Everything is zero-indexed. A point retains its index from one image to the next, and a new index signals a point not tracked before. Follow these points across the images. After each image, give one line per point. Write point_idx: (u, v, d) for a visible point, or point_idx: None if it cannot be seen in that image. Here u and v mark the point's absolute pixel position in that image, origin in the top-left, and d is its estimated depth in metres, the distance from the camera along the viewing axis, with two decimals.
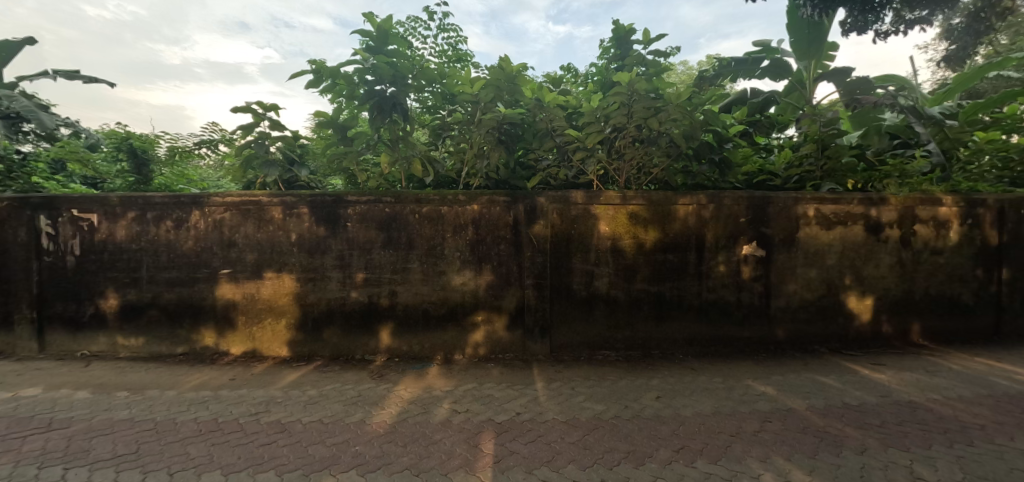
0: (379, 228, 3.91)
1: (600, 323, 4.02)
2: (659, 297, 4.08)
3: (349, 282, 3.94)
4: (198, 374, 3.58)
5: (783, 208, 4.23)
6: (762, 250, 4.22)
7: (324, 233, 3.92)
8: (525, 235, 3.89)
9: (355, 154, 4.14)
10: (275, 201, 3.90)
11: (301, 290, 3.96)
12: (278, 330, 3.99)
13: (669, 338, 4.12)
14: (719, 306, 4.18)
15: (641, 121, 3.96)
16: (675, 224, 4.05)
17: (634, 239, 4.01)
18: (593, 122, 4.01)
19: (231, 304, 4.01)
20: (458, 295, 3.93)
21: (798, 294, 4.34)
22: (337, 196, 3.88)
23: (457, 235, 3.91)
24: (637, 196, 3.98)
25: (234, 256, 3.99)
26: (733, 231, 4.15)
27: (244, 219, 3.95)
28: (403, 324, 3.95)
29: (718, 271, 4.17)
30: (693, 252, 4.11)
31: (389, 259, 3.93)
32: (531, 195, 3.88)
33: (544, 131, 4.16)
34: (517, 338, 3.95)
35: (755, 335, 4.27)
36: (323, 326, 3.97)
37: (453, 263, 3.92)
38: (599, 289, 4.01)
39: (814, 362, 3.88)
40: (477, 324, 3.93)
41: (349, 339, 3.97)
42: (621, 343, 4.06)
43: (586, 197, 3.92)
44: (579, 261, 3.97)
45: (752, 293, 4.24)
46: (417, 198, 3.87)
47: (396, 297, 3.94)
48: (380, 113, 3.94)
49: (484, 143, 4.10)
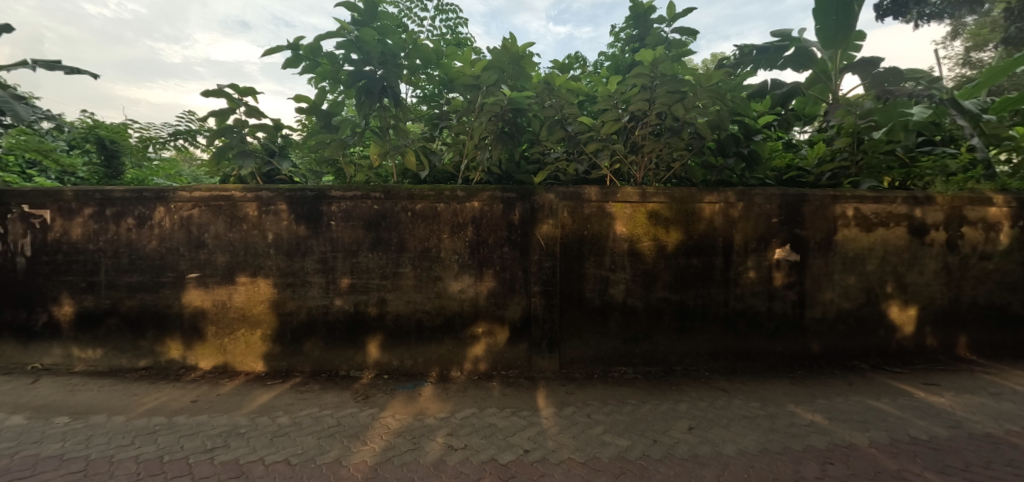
0: (367, 228, 3.46)
1: (615, 335, 3.56)
2: (681, 307, 3.63)
3: (332, 288, 3.49)
4: (157, 394, 3.12)
5: (820, 208, 3.79)
6: (796, 254, 3.77)
7: (304, 233, 3.47)
8: (533, 235, 3.44)
9: (340, 144, 3.68)
10: (250, 195, 3.46)
11: (278, 296, 3.50)
12: (252, 342, 3.53)
13: (692, 352, 3.66)
14: (748, 316, 3.73)
15: (663, 108, 3.50)
16: (700, 224, 3.60)
17: (654, 241, 3.56)
18: (609, 109, 3.54)
19: (199, 312, 3.55)
20: (455, 304, 3.48)
21: (835, 303, 3.90)
22: (319, 191, 3.43)
23: (454, 235, 3.45)
24: (658, 193, 3.53)
25: (203, 258, 3.54)
26: (763, 233, 3.70)
27: (214, 216, 3.50)
28: (394, 337, 3.49)
29: (747, 278, 3.71)
30: (720, 256, 3.65)
31: (378, 262, 3.47)
32: (538, 191, 3.44)
33: (552, 120, 3.69)
34: (522, 351, 3.49)
35: (788, 349, 3.81)
36: (303, 338, 3.51)
37: (451, 267, 3.47)
38: (615, 298, 3.55)
39: (859, 381, 3.43)
40: (477, 336, 3.48)
41: (332, 352, 3.51)
42: (638, 358, 3.59)
43: (601, 193, 3.47)
44: (592, 266, 3.52)
45: (785, 302, 3.79)
46: (409, 193, 3.42)
47: (385, 306, 3.48)
48: (367, 97, 3.48)
49: (485, 132, 3.65)
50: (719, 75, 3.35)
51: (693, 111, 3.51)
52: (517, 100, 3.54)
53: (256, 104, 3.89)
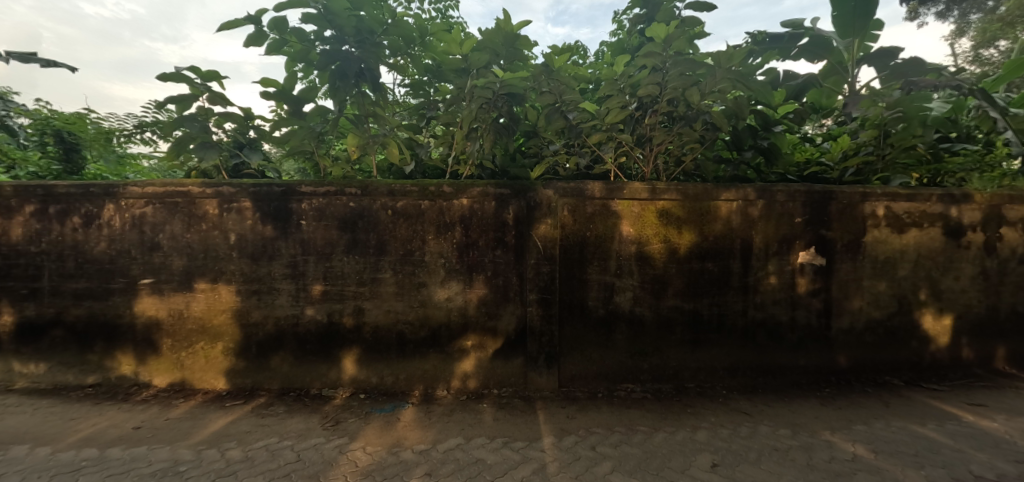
0: (342, 227, 3.05)
1: (621, 349, 3.17)
2: (695, 317, 3.24)
3: (303, 296, 3.08)
4: (99, 417, 2.75)
5: (848, 206, 3.42)
6: (822, 257, 3.39)
7: (271, 234, 3.07)
8: (529, 237, 3.05)
9: (314, 134, 3.28)
10: (209, 191, 3.06)
11: (242, 305, 3.10)
12: (212, 356, 3.14)
13: (706, 367, 3.27)
14: (769, 327, 3.34)
15: (676, 93, 3.11)
16: (716, 224, 3.22)
17: (665, 244, 3.17)
18: (615, 94, 3.15)
19: (154, 323, 3.16)
20: (441, 314, 3.08)
21: (865, 312, 3.52)
22: (287, 186, 3.03)
23: (440, 236, 3.06)
24: (670, 190, 3.15)
25: (158, 262, 3.14)
26: (786, 234, 3.32)
27: (170, 215, 3.11)
28: (372, 351, 3.09)
29: (768, 284, 3.33)
30: (738, 260, 3.27)
31: (354, 267, 3.07)
32: (535, 187, 3.05)
33: (550, 107, 3.29)
34: (517, 367, 3.10)
35: (812, 363, 3.43)
36: (270, 351, 3.11)
37: (436, 272, 3.07)
38: (621, 307, 3.16)
39: (896, 401, 3.05)
40: (466, 350, 3.09)
41: (302, 368, 3.10)
42: (647, 374, 3.19)
43: (605, 189, 3.09)
44: (596, 271, 3.13)
45: (810, 311, 3.41)
46: (390, 188, 3.03)
47: (363, 316, 3.08)
48: (342, 80, 3.07)
49: (476, 120, 3.25)
50: (741, 55, 2.95)
51: (710, 96, 3.12)
52: (512, 84, 3.15)
53: (222, 91, 3.49)
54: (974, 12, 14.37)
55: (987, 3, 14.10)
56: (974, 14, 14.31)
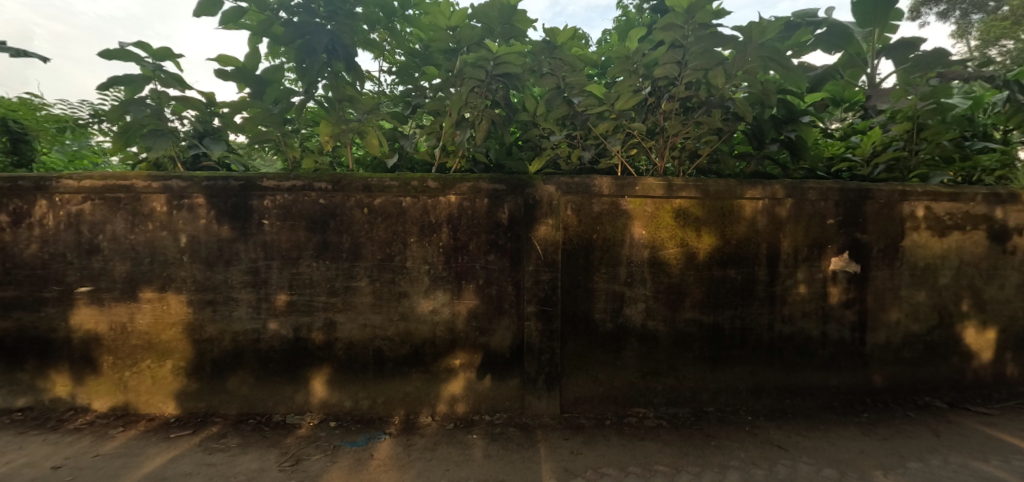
0: (311, 228, 2.63)
1: (632, 368, 2.77)
2: (714, 331, 2.84)
3: (265, 308, 2.66)
4: (20, 454, 2.34)
5: (885, 206, 3.03)
6: (856, 264, 3.01)
7: (228, 235, 2.64)
8: (526, 240, 2.64)
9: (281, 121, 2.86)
10: (156, 186, 2.64)
11: (194, 318, 2.68)
12: (160, 376, 2.72)
13: (727, 388, 2.88)
14: (797, 343, 2.96)
15: (697, 74, 2.70)
16: (739, 226, 2.83)
17: (683, 248, 2.78)
18: (627, 76, 2.74)
19: (92, 338, 2.73)
20: (425, 329, 2.67)
21: (902, 326, 3.13)
22: (246, 180, 2.60)
23: (424, 239, 2.65)
24: (688, 186, 2.75)
25: (98, 267, 2.72)
26: (817, 238, 2.94)
27: (112, 212, 2.69)
28: (344, 370, 2.67)
29: (797, 294, 2.94)
30: (764, 267, 2.88)
31: (324, 274, 2.64)
32: (534, 182, 2.65)
33: (551, 91, 2.89)
34: (513, 389, 2.70)
35: (844, 383, 3.05)
36: (227, 371, 2.69)
37: (420, 280, 2.66)
38: (631, 321, 2.76)
39: (946, 430, 2.69)
40: (454, 370, 2.68)
41: (264, 390, 2.68)
42: (661, 396, 2.80)
43: (615, 185, 2.69)
44: (603, 279, 2.73)
45: (842, 325, 3.02)
46: (365, 183, 2.61)
47: (334, 331, 2.66)
48: (310, 57, 2.65)
49: (466, 106, 2.84)
50: (776, 28, 2.54)
51: (737, 78, 2.70)
52: (508, 62, 2.76)
53: (179, 74, 3.07)
54: (975, 12, 14.08)
55: (988, 3, 13.81)
56: (975, 14, 14.03)
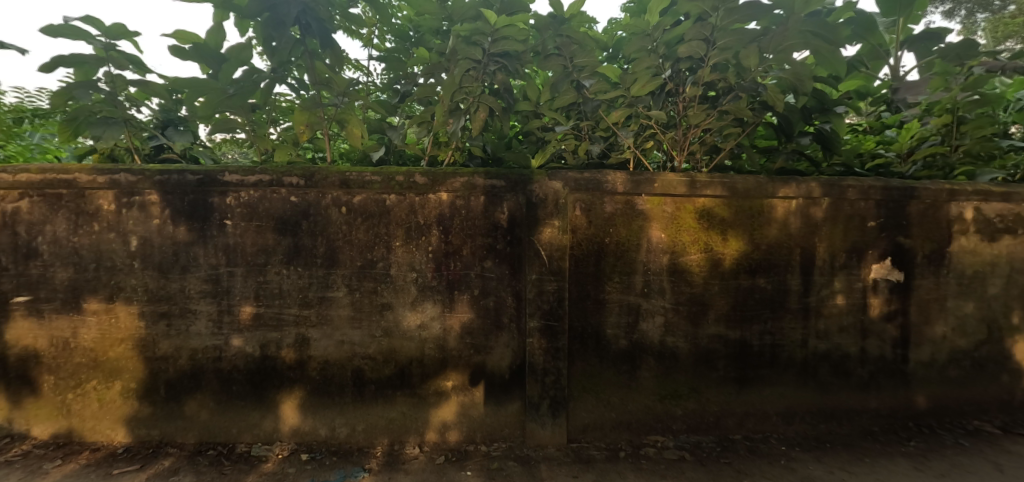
0: (280, 230, 2.28)
1: (648, 391, 2.43)
2: (741, 348, 2.50)
3: (226, 322, 2.31)
4: None
5: (931, 207, 2.68)
6: (898, 272, 2.67)
7: (184, 238, 2.29)
8: (529, 244, 2.30)
9: (249, 109, 2.50)
10: (102, 180, 2.28)
11: (147, 333, 2.33)
12: (107, 400, 2.37)
13: (756, 413, 2.54)
14: (833, 361, 2.62)
15: (725, 54, 2.37)
16: (770, 229, 2.49)
17: (707, 253, 2.44)
18: (644, 56, 2.40)
19: (29, 355, 2.37)
20: (412, 346, 2.33)
21: (948, 341, 2.77)
22: (205, 174, 2.25)
23: (410, 242, 2.30)
24: (714, 183, 2.40)
25: (36, 274, 2.35)
26: (856, 243, 2.60)
27: (51, 211, 2.32)
28: (319, 394, 2.33)
29: (834, 306, 2.60)
30: (797, 276, 2.53)
31: (296, 282, 2.30)
32: (538, 177, 2.31)
33: (557, 75, 2.54)
34: (513, 414, 2.36)
35: (885, 405, 2.71)
36: (184, 394, 2.34)
37: (406, 290, 2.31)
38: (648, 337, 2.42)
39: (1008, 464, 2.36)
40: (445, 393, 2.34)
41: (226, 416, 2.34)
42: (681, 422, 2.46)
43: (631, 182, 2.35)
44: (616, 289, 2.39)
45: (883, 340, 2.69)
46: (343, 178, 2.26)
47: (308, 348, 2.32)
48: (279, 32, 2.29)
49: (461, 90, 2.49)
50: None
51: (772, 59, 2.36)
52: (507, 38, 2.39)
53: (137, 54, 2.70)
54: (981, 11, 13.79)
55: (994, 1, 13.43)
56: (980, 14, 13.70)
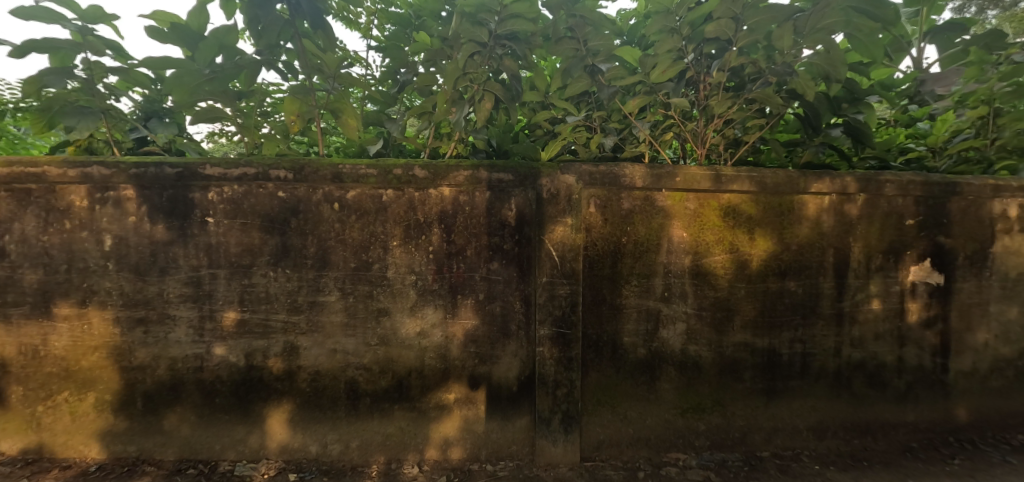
0: (266, 228, 2.09)
1: (668, 404, 2.23)
2: (770, 357, 2.30)
3: (208, 329, 2.12)
4: None
5: (974, 204, 2.44)
6: (939, 275, 2.44)
7: (163, 237, 2.10)
8: (539, 244, 2.10)
9: (233, 96, 2.31)
10: (73, 174, 2.08)
11: (123, 341, 2.14)
12: (81, 413, 2.17)
13: (786, 428, 2.33)
14: (867, 371, 2.41)
15: (755, 35, 2.17)
16: (802, 227, 2.28)
17: (733, 254, 2.23)
18: (665, 38, 2.21)
19: None
20: (411, 356, 2.13)
21: (991, 349, 2.53)
22: (185, 167, 2.06)
23: (409, 242, 2.10)
24: (741, 177, 2.20)
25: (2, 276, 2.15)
26: (894, 243, 2.38)
27: (18, 207, 2.12)
28: (309, 407, 2.13)
29: (869, 312, 2.38)
30: (830, 279, 2.33)
31: (284, 286, 2.11)
32: (548, 170, 2.10)
33: (569, 60, 2.35)
34: (521, 430, 2.17)
35: (923, 419, 2.50)
36: (163, 407, 2.15)
37: (404, 295, 2.12)
38: (669, 345, 2.22)
39: None
40: (446, 407, 2.14)
41: (209, 431, 2.15)
42: (704, 438, 2.26)
43: (651, 176, 2.15)
44: (634, 294, 2.18)
45: (921, 348, 2.46)
46: (335, 171, 2.06)
47: (297, 358, 2.12)
48: (266, 10, 2.09)
49: (464, 76, 2.30)
50: None
51: (805, 40, 2.16)
52: (515, 18, 2.19)
53: (116, 40, 2.50)
54: None
55: None
56: None
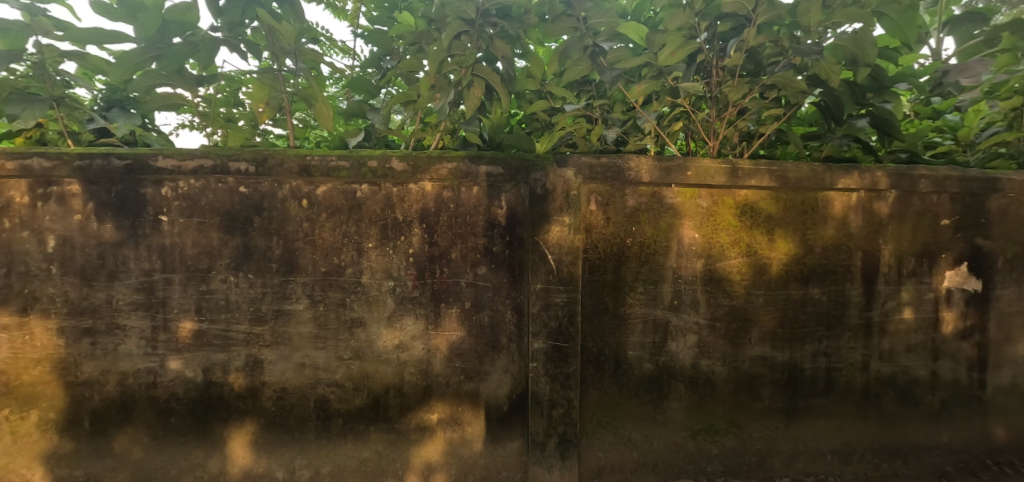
0: (227, 228, 1.86)
1: (677, 425, 2.00)
2: (791, 373, 2.06)
3: (163, 341, 1.90)
4: None
5: (1017, 202, 2.20)
6: (976, 281, 2.19)
7: (113, 238, 1.88)
8: (532, 246, 1.87)
9: (193, 81, 2.07)
10: (11, 165, 1.83)
11: (68, 354, 1.91)
12: (22, 435, 1.91)
13: (808, 451, 2.10)
14: (897, 387, 2.17)
15: (775, 11, 1.94)
16: (827, 228, 2.05)
17: (749, 258, 2.00)
18: (674, 14, 1.97)
19: None
20: (388, 371, 1.90)
21: None
22: (136, 159, 1.83)
23: (386, 244, 1.87)
24: (760, 171, 1.96)
25: None
26: (927, 245, 2.14)
27: None
28: (275, 428, 1.91)
29: (900, 322, 2.14)
30: (857, 286, 2.09)
31: (246, 292, 1.88)
32: (543, 164, 1.88)
33: (567, 42, 2.12)
34: (512, 455, 1.94)
35: (959, 441, 2.25)
36: (114, 428, 1.93)
37: (381, 303, 1.89)
38: (678, 360, 1.99)
39: None
40: (429, 428, 1.92)
41: (164, 455, 1.92)
42: (718, 463, 2.02)
43: (659, 169, 1.91)
44: (638, 302, 1.95)
45: (957, 362, 2.22)
46: (303, 164, 1.83)
47: (261, 373, 1.89)
48: None
49: (451, 59, 2.07)
50: None
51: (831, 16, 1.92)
52: None
53: None
54: None
55: None
56: None
